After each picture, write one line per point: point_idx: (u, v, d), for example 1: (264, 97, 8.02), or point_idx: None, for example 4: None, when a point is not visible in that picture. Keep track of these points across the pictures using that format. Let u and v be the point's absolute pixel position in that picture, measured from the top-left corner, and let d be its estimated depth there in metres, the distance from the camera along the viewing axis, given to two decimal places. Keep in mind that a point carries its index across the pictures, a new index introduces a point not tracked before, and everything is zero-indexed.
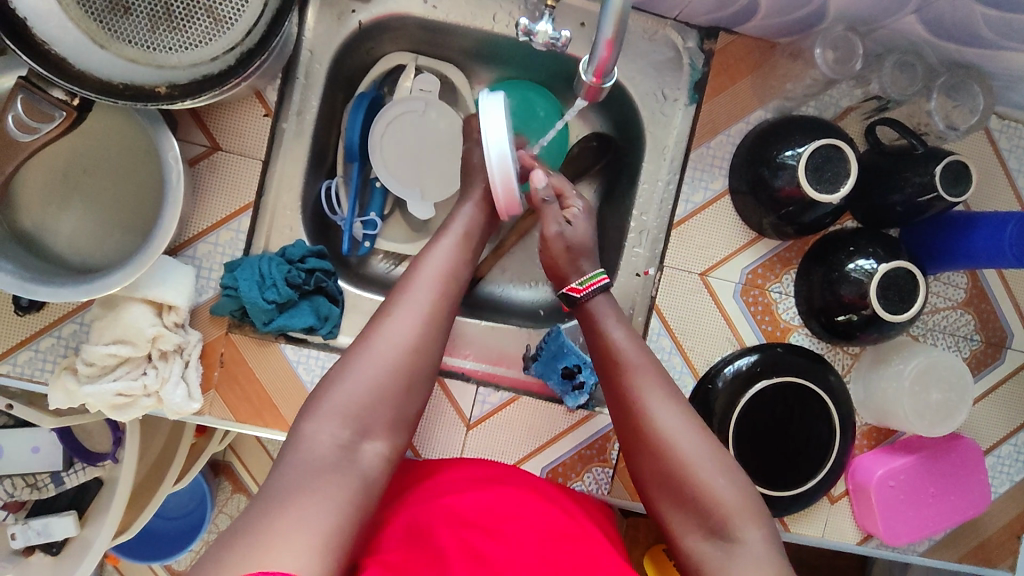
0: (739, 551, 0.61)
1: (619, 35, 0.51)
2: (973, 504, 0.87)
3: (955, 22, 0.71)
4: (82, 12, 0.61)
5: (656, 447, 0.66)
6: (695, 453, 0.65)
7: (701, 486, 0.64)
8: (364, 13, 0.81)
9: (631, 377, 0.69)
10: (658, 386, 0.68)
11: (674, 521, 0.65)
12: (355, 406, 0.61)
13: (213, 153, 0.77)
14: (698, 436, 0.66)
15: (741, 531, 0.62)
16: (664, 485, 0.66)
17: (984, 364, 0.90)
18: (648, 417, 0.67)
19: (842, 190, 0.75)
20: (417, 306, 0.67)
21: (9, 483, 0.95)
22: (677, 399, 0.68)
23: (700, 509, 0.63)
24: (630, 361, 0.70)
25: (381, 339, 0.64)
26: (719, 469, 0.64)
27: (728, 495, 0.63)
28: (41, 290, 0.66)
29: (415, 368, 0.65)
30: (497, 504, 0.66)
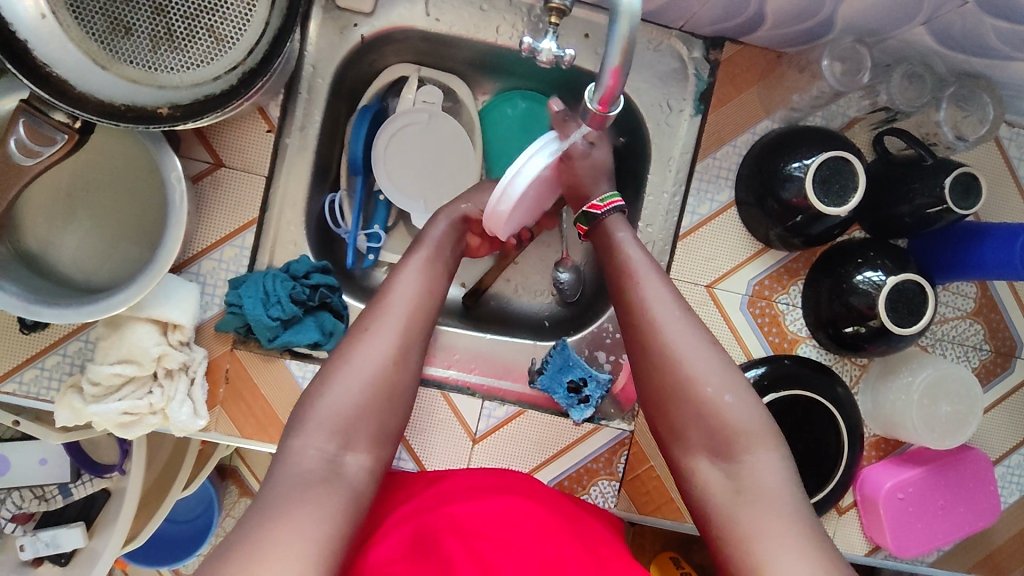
0: (745, 473, 0.58)
1: (625, 63, 0.51)
2: (983, 515, 0.86)
3: (964, 34, 0.70)
4: (83, 34, 0.61)
5: (664, 360, 0.63)
6: (703, 371, 0.62)
7: (708, 404, 0.61)
8: (366, 27, 0.81)
9: (640, 290, 0.67)
10: (666, 296, 0.66)
11: (679, 443, 0.63)
12: (340, 422, 0.59)
13: (217, 169, 0.77)
14: (709, 354, 0.63)
15: (747, 454, 0.59)
16: (668, 405, 0.63)
17: (993, 374, 0.90)
18: (654, 329, 0.65)
19: (851, 203, 0.74)
20: (395, 318, 0.65)
21: (17, 495, 0.96)
22: (689, 314, 0.66)
23: (706, 429, 0.61)
24: (638, 275, 0.68)
25: (360, 354, 0.62)
26: (730, 389, 0.62)
27: (737, 416, 0.60)
28: (46, 311, 0.66)
29: (392, 390, 0.62)
30: (502, 512, 0.65)
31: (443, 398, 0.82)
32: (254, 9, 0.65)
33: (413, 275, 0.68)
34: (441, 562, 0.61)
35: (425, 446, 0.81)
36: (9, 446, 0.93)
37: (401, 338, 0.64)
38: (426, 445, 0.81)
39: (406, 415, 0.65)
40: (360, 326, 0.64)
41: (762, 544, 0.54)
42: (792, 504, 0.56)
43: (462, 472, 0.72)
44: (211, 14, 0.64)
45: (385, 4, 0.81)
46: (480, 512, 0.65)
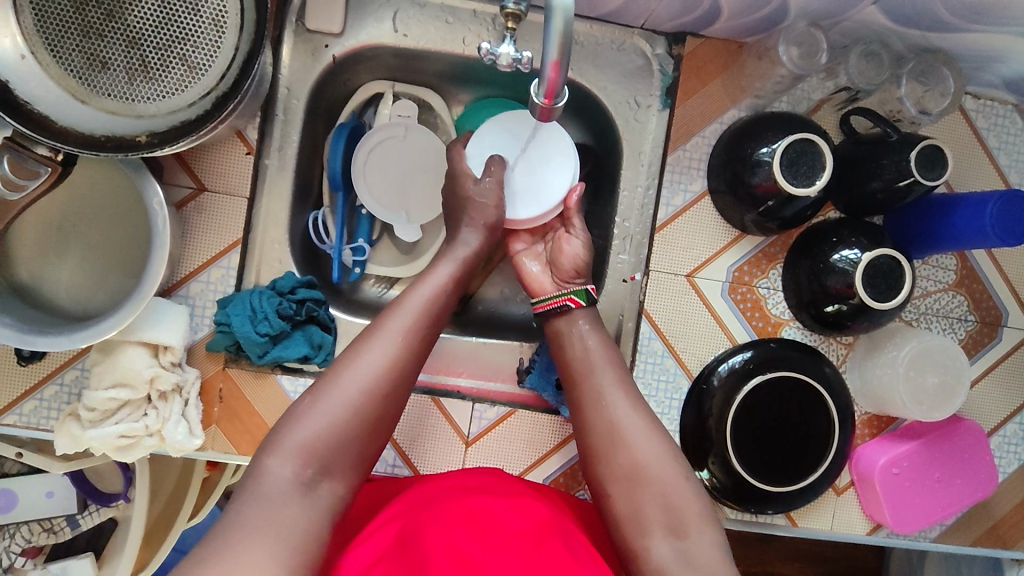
0: (694, 551, 0.62)
1: (563, 56, 0.53)
2: (980, 486, 0.86)
3: (915, 10, 0.71)
4: (63, 71, 0.63)
5: (618, 442, 0.68)
6: (651, 452, 0.67)
7: (662, 486, 0.66)
8: (337, 47, 0.83)
9: (593, 380, 0.73)
10: (617, 386, 0.72)
11: (632, 523, 0.66)
12: (322, 444, 0.61)
13: (200, 193, 0.79)
14: (659, 440, 0.68)
15: (696, 530, 0.63)
16: (624, 487, 0.67)
17: (981, 344, 0.90)
18: (610, 415, 0.70)
19: (819, 183, 0.75)
20: (388, 341, 0.67)
21: (26, 530, 0.97)
22: (637, 401, 0.71)
23: (661, 507, 0.65)
24: (595, 367, 0.74)
25: (348, 377, 0.64)
26: (678, 471, 0.67)
27: (686, 496, 0.65)
28: (40, 340, 0.68)
29: (381, 413, 0.65)
30: (477, 505, 0.68)
31: (434, 403, 0.83)
32: (223, 36, 0.67)
33: (414, 299, 0.71)
34: (420, 558, 0.63)
35: (420, 452, 0.83)
36: (16, 481, 0.94)
37: (396, 357, 0.66)
38: (421, 450, 0.83)
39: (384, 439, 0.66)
40: (362, 340, 0.67)
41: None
42: None
43: (450, 475, 0.74)
44: (183, 44, 0.66)
45: (354, 23, 0.83)
46: (462, 510, 0.67)
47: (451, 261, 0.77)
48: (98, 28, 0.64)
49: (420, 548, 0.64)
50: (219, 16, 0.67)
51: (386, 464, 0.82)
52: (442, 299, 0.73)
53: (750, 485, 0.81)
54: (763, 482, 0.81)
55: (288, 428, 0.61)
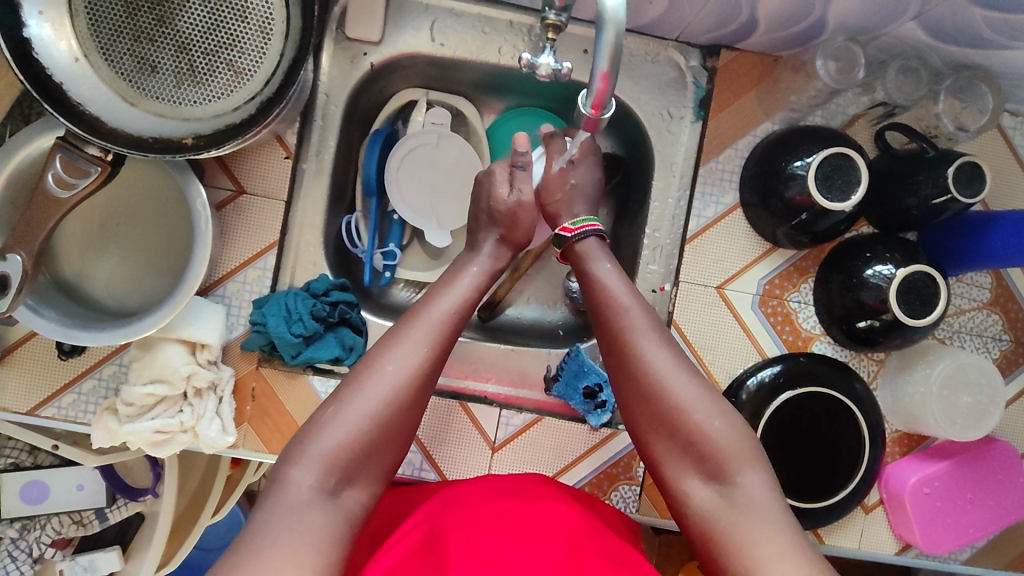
0: (737, 491, 0.60)
1: (613, 67, 0.54)
2: (1013, 509, 0.85)
3: (956, 26, 0.71)
4: (114, 74, 0.66)
5: (648, 385, 0.66)
6: (684, 394, 0.65)
7: (697, 427, 0.64)
8: (376, 55, 0.85)
9: (623, 319, 0.70)
10: (648, 328, 0.69)
11: (671, 465, 0.64)
12: (346, 451, 0.61)
13: (239, 196, 0.81)
14: (694, 382, 0.66)
15: (737, 471, 0.61)
16: (660, 431, 0.65)
17: (1015, 364, 0.89)
18: (639, 356, 0.68)
19: (854, 198, 0.75)
20: (413, 349, 0.67)
21: (57, 521, 0.98)
22: (671, 346, 0.69)
23: (696, 451, 0.63)
24: (623, 307, 0.71)
25: (368, 391, 0.64)
26: (713, 411, 0.65)
27: (723, 434, 0.63)
28: (82, 335, 0.70)
29: (400, 425, 0.65)
30: (507, 507, 0.69)
31: (461, 408, 0.84)
32: (269, 43, 0.69)
33: (439, 308, 0.71)
34: (441, 557, 0.64)
35: (448, 456, 0.83)
36: (47, 472, 0.96)
37: (420, 363, 0.66)
38: (448, 455, 0.83)
39: (403, 447, 0.66)
40: (384, 346, 0.67)
41: (759, 552, 0.55)
42: (782, 519, 0.58)
43: (479, 478, 0.75)
44: (230, 49, 0.68)
45: (392, 32, 0.85)
46: (490, 509, 0.68)
47: (477, 271, 0.77)
48: (149, 33, 0.66)
49: (442, 547, 0.65)
50: (265, 23, 0.68)
51: (414, 467, 0.83)
52: (464, 312, 0.73)
53: None
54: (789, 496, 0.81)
55: (313, 437, 0.61)
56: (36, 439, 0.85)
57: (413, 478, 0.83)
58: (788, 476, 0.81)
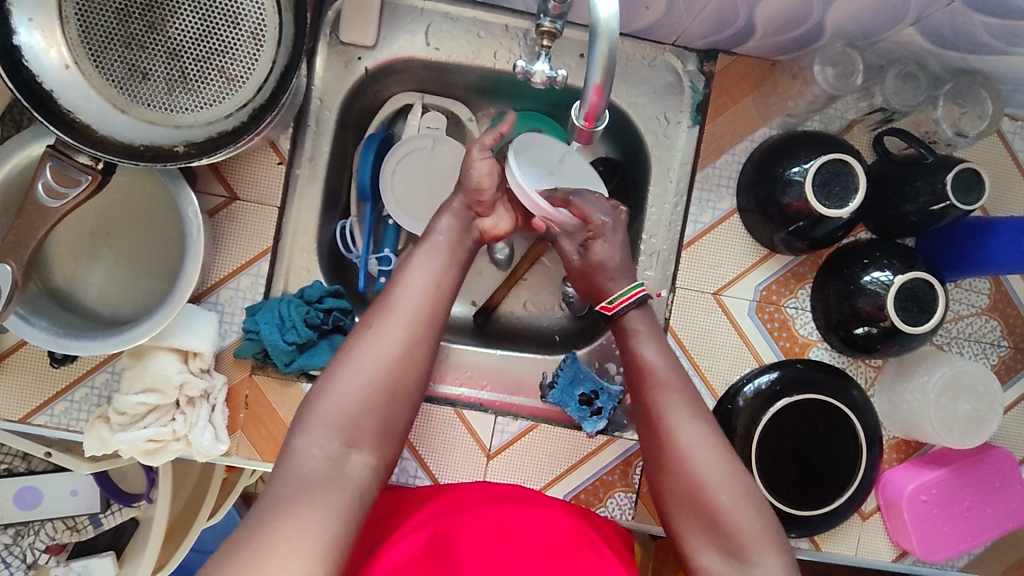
0: (752, 575, 0.62)
1: (606, 79, 0.53)
2: (1012, 516, 0.84)
3: (955, 31, 0.70)
4: (105, 82, 0.66)
5: (677, 462, 0.68)
6: (711, 472, 0.66)
7: (721, 507, 0.65)
8: (370, 59, 0.84)
9: (661, 393, 0.71)
10: (684, 405, 0.70)
11: (689, 542, 0.66)
12: (345, 419, 0.61)
13: (232, 202, 0.80)
14: (723, 460, 0.67)
15: (757, 554, 0.63)
16: (684, 507, 0.67)
17: (1014, 371, 0.88)
18: (672, 432, 0.69)
19: (852, 205, 0.74)
20: (400, 314, 0.67)
21: (50, 527, 0.97)
22: (706, 422, 0.70)
23: (717, 530, 0.64)
24: (661, 382, 0.72)
25: (365, 350, 0.65)
26: (739, 497, 0.65)
27: (745, 521, 0.64)
28: (73, 344, 0.69)
29: (401, 378, 0.65)
30: (506, 517, 0.68)
31: (456, 415, 0.83)
32: (262, 49, 0.68)
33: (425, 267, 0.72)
34: (450, 564, 0.64)
35: (442, 463, 0.83)
36: (42, 478, 0.94)
37: (413, 320, 0.67)
38: (442, 462, 0.83)
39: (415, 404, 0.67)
40: (377, 308, 0.68)
41: None
42: None
43: (479, 484, 0.76)
44: (222, 56, 0.67)
45: (387, 36, 0.84)
46: (486, 516, 0.68)
47: (459, 223, 0.77)
48: (140, 40, 0.65)
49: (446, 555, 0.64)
50: (258, 28, 0.67)
51: (407, 475, 0.82)
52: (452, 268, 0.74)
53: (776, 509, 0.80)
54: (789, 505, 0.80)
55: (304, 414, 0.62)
56: (29, 446, 0.85)
57: (407, 485, 0.82)
58: (788, 483, 0.81)
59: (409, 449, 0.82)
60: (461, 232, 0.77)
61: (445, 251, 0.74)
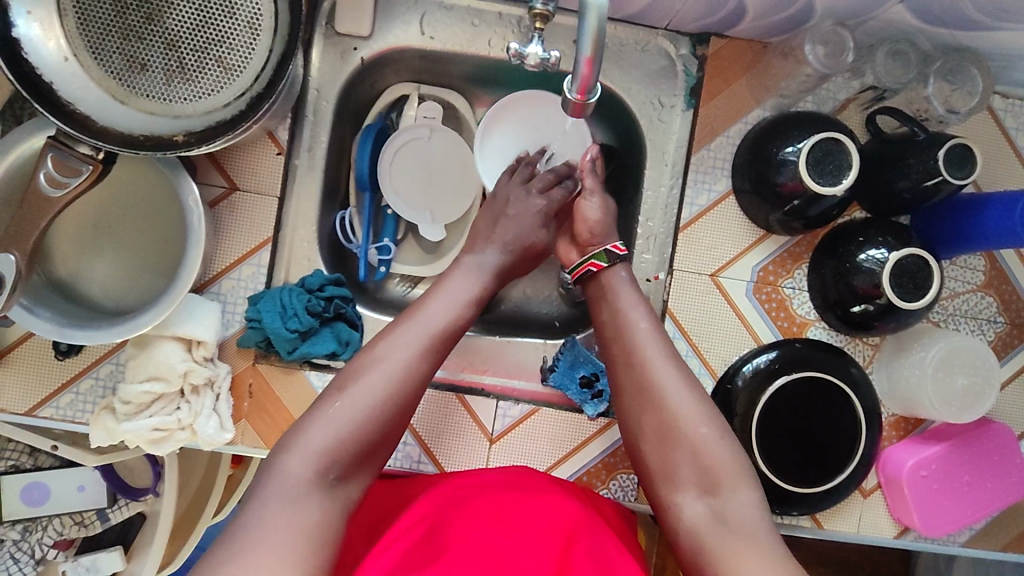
0: (729, 509, 0.62)
1: (597, 52, 0.54)
2: (1011, 490, 0.85)
3: (943, 8, 0.71)
4: (104, 73, 0.66)
5: (653, 401, 0.69)
6: (686, 410, 0.67)
7: (696, 443, 0.66)
8: (366, 49, 0.85)
9: (633, 335, 0.73)
10: (658, 347, 0.72)
11: (665, 481, 0.67)
12: (335, 448, 0.61)
13: (232, 193, 0.81)
14: (696, 399, 0.68)
15: (730, 489, 0.63)
16: (661, 446, 0.67)
17: (1010, 347, 0.89)
18: (648, 372, 0.70)
19: (845, 181, 0.75)
20: (405, 351, 0.67)
21: (58, 522, 0.98)
22: (679, 364, 0.71)
23: (693, 467, 0.65)
24: (633, 325, 0.73)
25: (369, 382, 0.65)
26: (715, 431, 0.67)
27: (721, 457, 0.65)
28: (77, 334, 0.70)
29: (397, 419, 0.65)
30: (510, 510, 0.69)
31: (458, 400, 0.84)
32: (258, 38, 0.69)
33: (439, 303, 0.72)
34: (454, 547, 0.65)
35: (445, 448, 0.83)
36: (48, 474, 0.96)
37: (416, 360, 0.67)
38: (445, 447, 0.83)
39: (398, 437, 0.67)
40: (381, 339, 0.68)
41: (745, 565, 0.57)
42: (770, 539, 0.60)
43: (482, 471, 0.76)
44: (219, 45, 0.68)
45: (382, 26, 0.85)
46: (488, 509, 0.69)
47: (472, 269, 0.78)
48: (138, 32, 0.66)
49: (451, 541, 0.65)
50: (254, 18, 0.68)
51: (411, 460, 0.83)
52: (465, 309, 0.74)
53: (778, 487, 0.81)
54: (791, 484, 0.81)
55: (309, 428, 0.62)
56: (36, 440, 0.86)
57: (410, 471, 0.83)
58: (789, 463, 0.81)
59: (413, 435, 0.83)
60: (480, 273, 0.78)
61: (462, 290, 0.75)
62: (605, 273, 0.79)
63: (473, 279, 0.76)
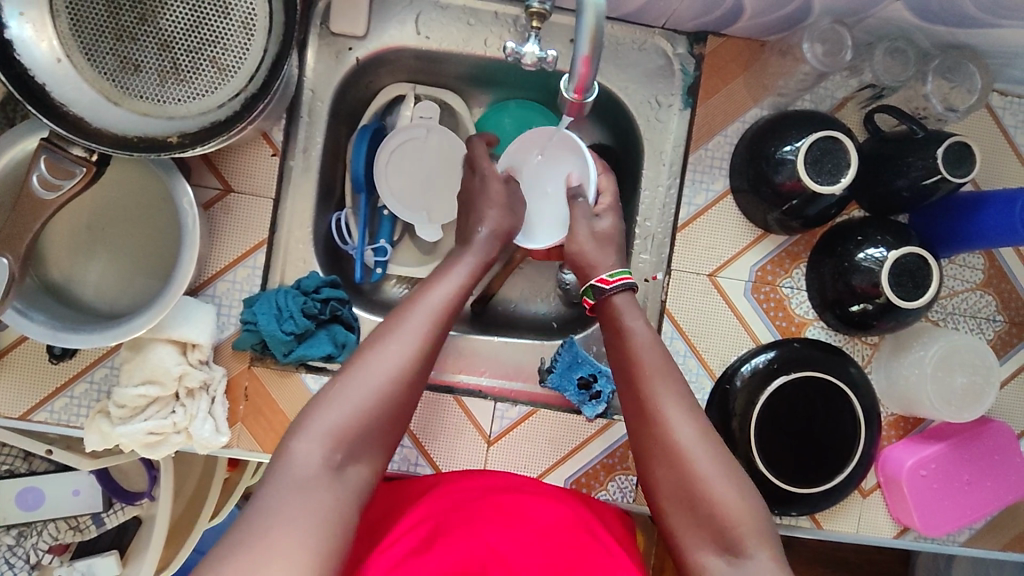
0: (752, 570, 0.60)
1: (594, 51, 0.54)
2: (1011, 489, 0.85)
3: (942, 6, 0.71)
4: (97, 74, 0.66)
5: (670, 456, 0.66)
6: (704, 464, 0.65)
7: (714, 502, 0.63)
8: (361, 49, 0.85)
9: (647, 382, 0.69)
10: (673, 395, 0.68)
11: (685, 541, 0.64)
12: (347, 430, 0.60)
13: (226, 194, 0.81)
14: (713, 452, 0.65)
15: (752, 549, 0.61)
16: (679, 502, 0.65)
17: (1009, 345, 0.89)
18: (664, 425, 0.67)
19: (843, 181, 0.75)
20: (410, 332, 0.67)
21: (53, 527, 0.97)
22: (696, 413, 0.68)
23: (713, 526, 0.63)
24: (647, 370, 0.70)
25: (375, 363, 0.64)
26: (733, 487, 0.64)
27: (740, 514, 0.62)
28: (71, 337, 0.70)
29: (405, 400, 0.65)
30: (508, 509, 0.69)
31: (456, 402, 0.83)
32: (253, 38, 0.68)
33: (439, 291, 0.71)
34: (451, 550, 0.64)
35: (443, 451, 0.83)
36: (42, 478, 0.94)
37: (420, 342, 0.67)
38: (443, 450, 0.83)
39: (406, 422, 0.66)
40: (387, 321, 0.68)
41: None
42: None
43: (481, 475, 0.76)
44: (214, 45, 0.67)
45: (377, 26, 0.84)
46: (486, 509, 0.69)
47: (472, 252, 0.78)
48: (131, 32, 0.66)
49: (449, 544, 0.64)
50: (248, 18, 0.67)
51: (409, 463, 0.82)
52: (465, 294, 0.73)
53: (776, 487, 0.80)
54: (789, 485, 0.81)
55: (316, 411, 0.61)
56: (29, 444, 0.86)
57: (408, 473, 0.82)
58: (788, 464, 0.81)
59: (410, 437, 0.82)
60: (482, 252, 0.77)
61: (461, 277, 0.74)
62: (605, 308, 0.77)
63: (472, 257, 0.76)
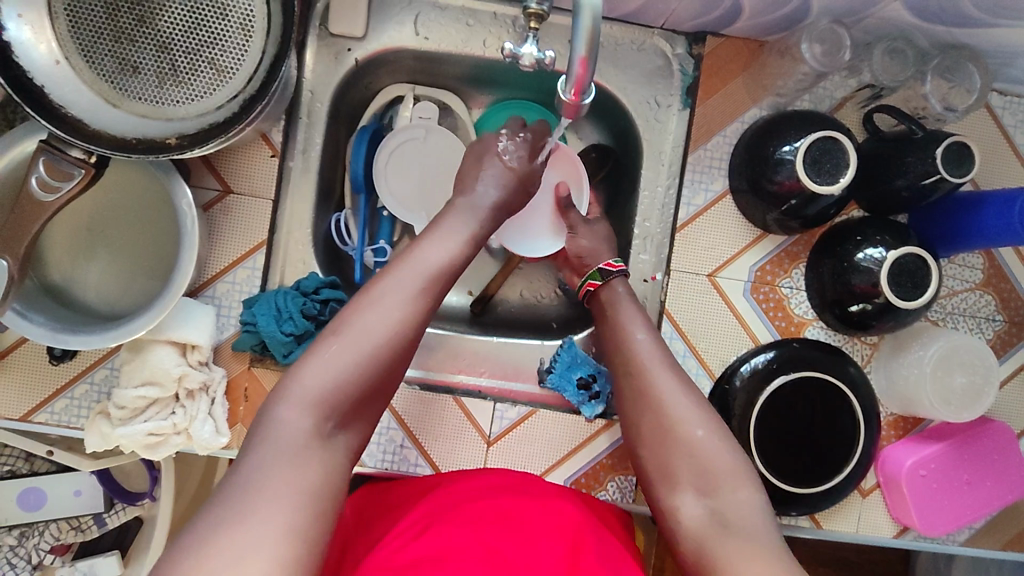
0: (726, 507, 0.65)
1: (591, 52, 0.54)
2: (1010, 489, 0.85)
3: (941, 6, 0.71)
4: (96, 76, 0.66)
5: (653, 410, 0.71)
6: (684, 415, 0.70)
7: (693, 448, 0.68)
8: (360, 50, 0.85)
9: (634, 350, 0.75)
10: (659, 360, 0.74)
11: (665, 488, 0.69)
12: (342, 379, 0.62)
13: (226, 196, 0.81)
14: (694, 408, 0.71)
15: (729, 490, 0.66)
16: (662, 451, 0.70)
17: (1009, 345, 0.88)
18: (649, 385, 0.73)
19: (842, 181, 0.75)
20: (403, 289, 0.68)
21: (55, 528, 0.97)
22: (679, 375, 0.74)
23: (693, 472, 0.67)
24: (635, 340, 0.76)
25: (369, 319, 0.65)
26: (712, 435, 0.69)
27: (719, 459, 0.67)
28: (71, 339, 0.70)
29: (397, 354, 0.66)
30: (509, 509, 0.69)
31: (455, 403, 0.84)
32: (251, 40, 0.68)
33: (434, 251, 0.72)
34: (451, 550, 0.64)
35: (442, 451, 0.83)
36: (44, 479, 0.95)
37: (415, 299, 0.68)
38: (442, 450, 0.83)
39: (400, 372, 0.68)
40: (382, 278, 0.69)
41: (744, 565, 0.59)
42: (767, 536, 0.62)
43: (481, 473, 0.76)
44: (212, 47, 0.68)
45: (376, 27, 0.84)
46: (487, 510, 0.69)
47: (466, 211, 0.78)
48: (130, 34, 0.66)
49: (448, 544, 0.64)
50: (246, 20, 0.67)
51: (408, 463, 0.82)
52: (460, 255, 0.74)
53: (776, 487, 0.80)
54: (788, 484, 0.81)
55: (310, 361, 0.63)
56: (30, 446, 0.87)
57: (407, 474, 0.82)
58: (787, 463, 0.81)
59: (410, 438, 0.83)
60: (475, 211, 0.78)
61: (456, 241, 0.75)
62: (603, 290, 0.81)
63: (467, 219, 0.77)
